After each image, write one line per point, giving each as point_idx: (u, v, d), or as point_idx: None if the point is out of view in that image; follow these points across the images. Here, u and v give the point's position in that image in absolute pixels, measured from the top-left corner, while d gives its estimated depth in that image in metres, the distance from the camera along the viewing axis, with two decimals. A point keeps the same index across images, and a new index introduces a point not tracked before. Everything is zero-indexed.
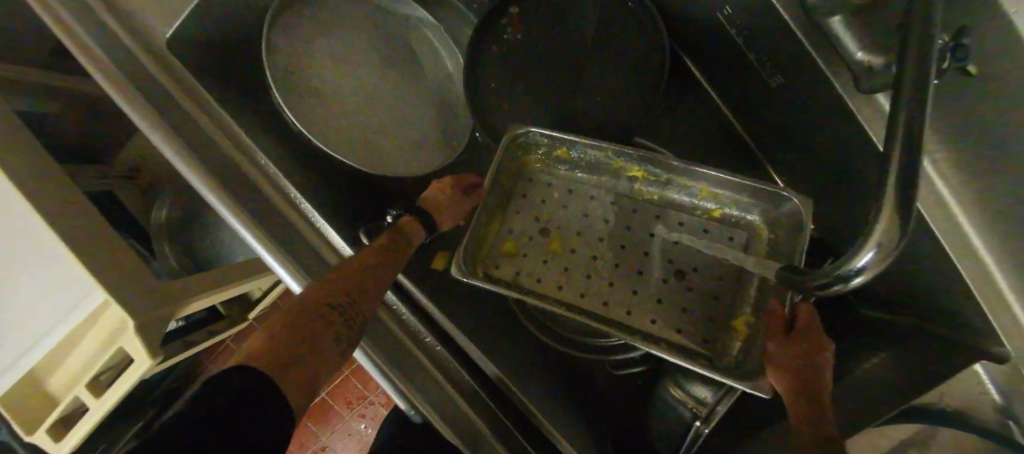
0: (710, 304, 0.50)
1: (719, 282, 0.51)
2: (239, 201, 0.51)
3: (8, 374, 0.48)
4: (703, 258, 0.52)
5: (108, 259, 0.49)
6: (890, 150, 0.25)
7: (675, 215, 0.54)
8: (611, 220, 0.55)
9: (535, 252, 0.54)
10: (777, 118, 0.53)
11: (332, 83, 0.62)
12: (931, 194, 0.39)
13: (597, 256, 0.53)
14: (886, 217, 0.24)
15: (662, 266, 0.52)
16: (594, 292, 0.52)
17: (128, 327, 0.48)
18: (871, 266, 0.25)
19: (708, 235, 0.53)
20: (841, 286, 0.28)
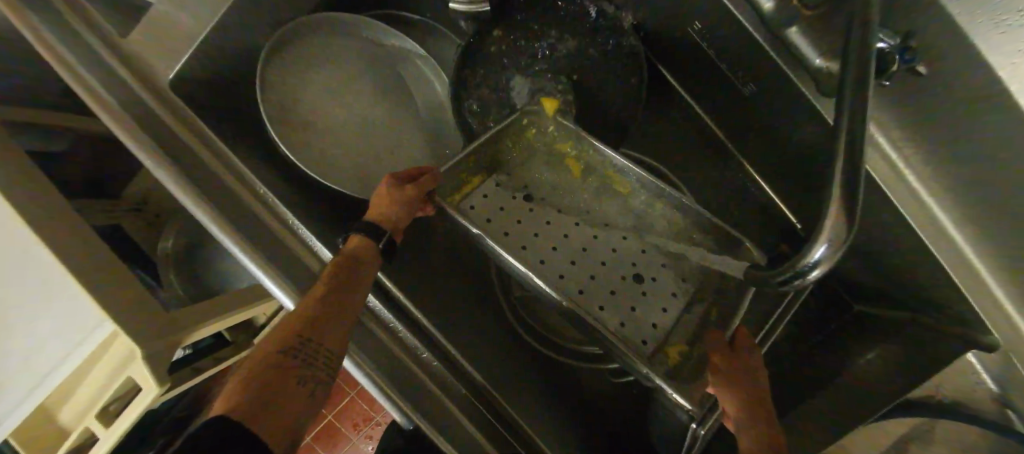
0: (660, 315, 0.47)
1: (676, 302, 0.48)
2: (223, 214, 0.45)
3: (20, 408, 0.52)
4: (665, 277, 0.49)
5: (117, 294, 0.53)
6: (829, 194, 0.25)
7: (648, 231, 0.51)
8: (591, 212, 0.52)
9: (512, 211, 0.51)
10: (761, 125, 0.51)
11: (322, 102, 0.59)
12: (906, 186, 0.41)
13: (568, 234, 0.50)
14: (835, 214, 0.24)
15: (623, 269, 0.49)
16: (553, 264, 0.48)
17: (136, 356, 0.51)
18: (826, 258, 0.25)
19: (678, 257, 0.50)
20: (801, 280, 0.27)
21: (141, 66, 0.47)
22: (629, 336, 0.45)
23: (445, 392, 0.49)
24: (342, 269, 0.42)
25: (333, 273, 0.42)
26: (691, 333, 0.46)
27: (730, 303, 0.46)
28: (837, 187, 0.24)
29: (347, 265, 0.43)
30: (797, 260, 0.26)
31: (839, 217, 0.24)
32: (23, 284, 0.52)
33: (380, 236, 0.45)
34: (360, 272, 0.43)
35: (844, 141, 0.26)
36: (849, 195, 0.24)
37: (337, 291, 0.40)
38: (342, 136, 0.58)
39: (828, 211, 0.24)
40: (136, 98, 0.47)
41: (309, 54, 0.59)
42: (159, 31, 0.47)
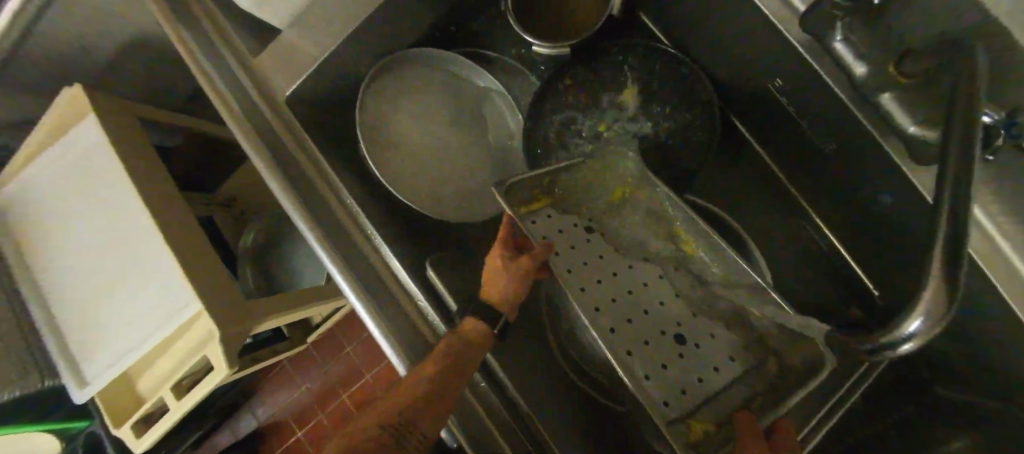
0: (690, 381, 0.46)
1: (715, 375, 0.46)
2: (313, 218, 0.50)
3: (110, 371, 0.58)
4: (710, 347, 0.48)
5: (208, 280, 0.59)
6: (927, 261, 0.24)
7: (703, 299, 0.50)
8: (648, 262, 0.52)
9: (570, 237, 0.52)
10: (841, 185, 0.50)
11: (408, 125, 0.64)
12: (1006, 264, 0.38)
13: (618, 274, 0.51)
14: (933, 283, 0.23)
15: (666, 326, 0.49)
16: (594, 296, 0.48)
17: (213, 339, 0.56)
18: (921, 333, 0.24)
19: (729, 332, 0.48)
20: (883, 356, 0.26)
21: (265, 81, 0.54)
22: (651, 390, 0.44)
23: (487, 413, 0.49)
24: (451, 354, 0.42)
25: (441, 359, 0.42)
26: (721, 415, 0.44)
27: (778, 395, 0.43)
28: (936, 258, 0.24)
29: (455, 349, 0.43)
30: (887, 331, 0.25)
31: (938, 287, 0.23)
32: (133, 259, 0.59)
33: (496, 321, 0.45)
34: (465, 364, 0.42)
35: (945, 209, 0.25)
36: (951, 264, 0.23)
37: (438, 379, 0.41)
38: (421, 157, 0.63)
39: (925, 282, 0.24)
40: (255, 109, 0.53)
41: (402, 81, 0.64)
42: (283, 54, 0.54)
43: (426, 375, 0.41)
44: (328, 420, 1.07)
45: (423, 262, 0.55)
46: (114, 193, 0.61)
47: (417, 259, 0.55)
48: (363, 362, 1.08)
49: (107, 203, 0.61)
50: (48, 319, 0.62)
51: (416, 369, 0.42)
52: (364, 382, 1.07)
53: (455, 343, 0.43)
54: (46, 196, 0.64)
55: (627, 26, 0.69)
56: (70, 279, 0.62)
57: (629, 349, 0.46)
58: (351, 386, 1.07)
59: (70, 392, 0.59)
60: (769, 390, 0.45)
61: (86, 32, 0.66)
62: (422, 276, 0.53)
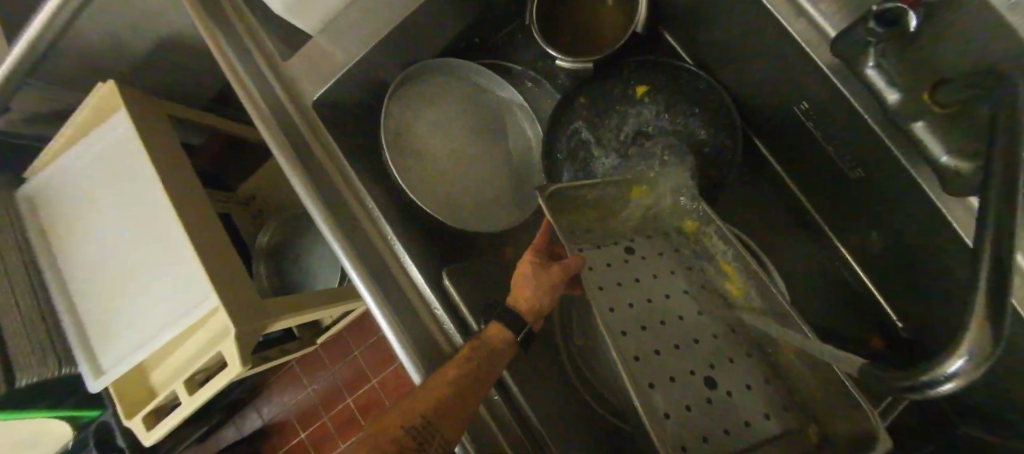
0: (715, 426, 0.43)
1: (745, 431, 0.43)
2: (334, 220, 0.50)
3: (125, 362, 0.59)
4: (743, 397, 0.45)
5: (226, 276, 0.60)
6: (971, 300, 0.23)
7: (741, 345, 0.47)
8: (686, 295, 0.50)
9: (606, 255, 0.50)
10: (868, 211, 0.49)
11: (430, 132, 0.64)
12: None
13: (652, 301, 0.48)
14: (977, 322, 0.23)
15: (697, 365, 0.46)
16: (623, 319, 0.46)
17: (230, 334, 0.57)
18: (964, 372, 0.22)
19: (766, 387, 0.45)
20: (919, 397, 0.24)
21: (294, 85, 0.55)
22: (671, 429, 0.42)
23: (500, 428, 0.49)
24: (471, 361, 0.42)
25: (459, 366, 0.42)
26: None
27: None
28: (981, 294, 0.23)
29: (476, 356, 0.43)
30: (927, 367, 0.23)
31: (985, 326, 0.22)
32: (156, 252, 0.60)
33: (522, 327, 0.46)
34: (483, 371, 0.42)
35: (988, 246, 0.25)
36: (997, 304, 0.23)
37: (456, 386, 0.40)
38: (441, 164, 0.63)
39: (970, 318, 0.23)
40: (283, 111, 0.54)
41: (426, 88, 0.65)
42: (313, 59, 0.55)
43: (443, 381, 0.41)
44: (331, 423, 1.08)
45: (439, 269, 0.55)
46: (140, 187, 0.62)
47: (437, 272, 0.54)
48: (370, 367, 1.08)
49: (133, 197, 0.62)
50: (70, 308, 0.63)
51: (436, 374, 0.42)
52: (369, 387, 1.07)
53: (475, 350, 0.44)
54: (75, 188, 0.66)
55: (651, 43, 0.70)
56: (93, 270, 0.63)
57: (652, 383, 0.43)
58: (355, 391, 1.07)
59: (85, 381, 0.60)
60: None
61: (126, 30, 0.69)
62: (438, 283, 0.53)
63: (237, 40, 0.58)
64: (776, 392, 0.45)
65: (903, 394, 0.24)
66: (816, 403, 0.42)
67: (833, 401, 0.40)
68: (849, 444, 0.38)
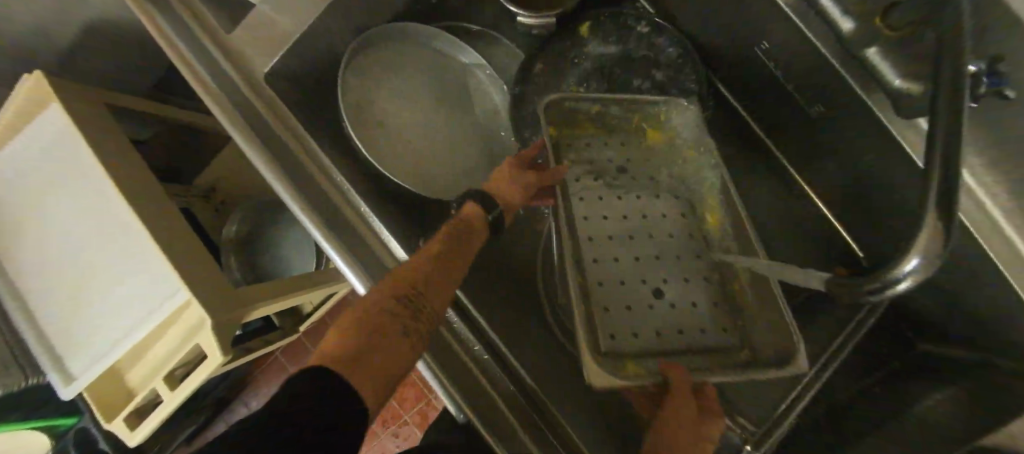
0: (653, 327, 0.47)
1: (677, 337, 0.47)
2: (301, 197, 0.49)
3: (96, 364, 0.57)
4: (683, 311, 0.48)
5: (194, 267, 0.58)
6: (922, 210, 0.25)
7: (703, 272, 0.50)
8: (664, 218, 0.53)
9: (600, 172, 0.54)
10: (828, 145, 0.51)
11: (392, 102, 0.62)
12: (981, 215, 0.41)
13: (627, 217, 0.52)
14: (928, 228, 0.24)
15: (650, 277, 0.50)
16: (594, 227, 0.51)
17: (205, 326, 0.56)
18: (918, 270, 0.24)
19: (712, 309, 0.49)
20: (877, 299, 0.26)
21: (242, 58, 0.52)
22: (606, 319, 0.47)
23: (493, 386, 0.48)
24: (453, 236, 0.45)
25: (445, 239, 0.44)
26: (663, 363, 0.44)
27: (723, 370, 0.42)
28: (930, 197, 0.25)
29: (456, 233, 0.45)
30: (884, 270, 0.25)
31: (935, 230, 0.24)
32: (115, 250, 0.57)
33: (492, 210, 0.48)
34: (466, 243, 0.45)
35: (936, 158, 0.26)
36: (945, 209, 0.24)
37: (446, 258, 0.42)
38: (405, 135, 0.61)
39: (921, 217, 0.25)
40: (234, 87, 0.51)
41: (384, 57, 0.63)
42: (260, 28, 0.52)
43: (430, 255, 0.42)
44: None
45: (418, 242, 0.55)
46: (87, 181, 0.58)
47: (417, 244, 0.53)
48: None
49: (81, 193, 0.58)
50: (27, 316, 0.60)
51: (417, 253, 0.42)
52: None
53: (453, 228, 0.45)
54: (14, 189, 0.61)
55: None
56: (47, 274, 0.60)
57: (602, 282, 0.49)
58: None
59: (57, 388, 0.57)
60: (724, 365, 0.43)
61: (52, 13, 0.63)
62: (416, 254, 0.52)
63: (173, 14, 0.54)
64: (719, 314, 0.48)
65: (863, 296, 0.26)
66: (755, 328, 0.45)
67: (767, 318, 0.43)
68: (772, 359, 0.41)
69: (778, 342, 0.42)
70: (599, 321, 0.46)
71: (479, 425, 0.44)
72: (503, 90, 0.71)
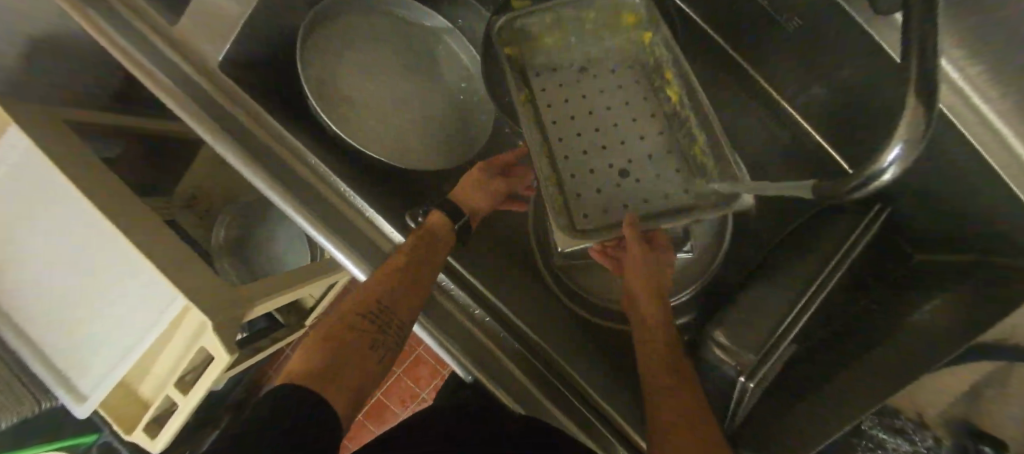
0: (622, 204, 0.49)
1: (645, 206, 0.48)
2: (279, 183, 0.47)
3: (105, 380, 0.57)
4: (650, 183, 0.49)
5: (184, 272, 0.57)
6: (903, 105, 0.24)
7: (668, 144, 0.51)
8: (628, 106, 0.53)
9: (562, 79, 0.55)
10: (810, 60, 0.50)
11: (358, 77, 0.60)
12: (968, 111, 0.40)
13: (591, 112, 0.53)
14: (910, 116, 0.23)
15: (617, 161, 0.50)
16: (561, 125, 0.52)
17: (206, 329, 0.55)
18: (901, 158, 0.23)
19: (679, 177, 0.49)
20: (860, 195, 0.25)
21: (194, 51, 0.50)
22: (578, 203, 0.49)
23: (501, 349, 0.51)
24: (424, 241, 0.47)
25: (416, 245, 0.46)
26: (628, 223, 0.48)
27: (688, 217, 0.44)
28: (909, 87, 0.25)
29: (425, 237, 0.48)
30: (866, 164, 0.24)
31: (917, 116, 0.23)
32: (105, 267, 0.56)
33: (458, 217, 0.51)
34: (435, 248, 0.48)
35: (915, 48, 0.25)
36: (925, 99, 0.23)
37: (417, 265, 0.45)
38: (373, 109, 0.60)
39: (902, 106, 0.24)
40: (191, 82, 0.49)
41: (332, 28, 0.59)
42: (204, 17, 0.49)
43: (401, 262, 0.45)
44: None
45: (405, 215, 0.54)
46: (59, 200, 0.57)
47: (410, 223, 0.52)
48: None
49: (56, 214, 0.57)
50: (28, 344, 0.59)
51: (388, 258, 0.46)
52: None
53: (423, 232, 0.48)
54: None
55: None
56: (39, 299, 0.59)
57: (573, 173, 0.50)
58: None
59: (72, 408, 0.58)
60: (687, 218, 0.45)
61: None
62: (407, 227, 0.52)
63: (114, 14, 0.51)
64: (684, 179, 0.48)
65: (844, 196, 0.25)
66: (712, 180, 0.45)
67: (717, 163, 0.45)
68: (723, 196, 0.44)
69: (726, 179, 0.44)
70: (574, 208, 0.48)
71: (486, 380, 0.48)
72: (464, 41, 0.67)
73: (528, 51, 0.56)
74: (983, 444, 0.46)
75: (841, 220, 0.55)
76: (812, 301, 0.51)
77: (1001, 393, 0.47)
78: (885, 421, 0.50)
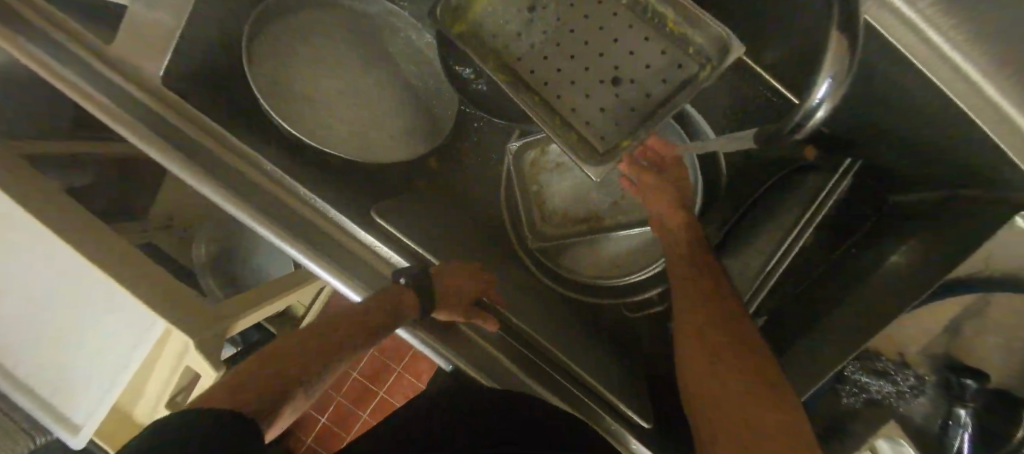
0: (629, 112, 0.50)
1: (649, 102, 0.50)
2: (238, 193, 0.46)
3: (96, 409, 0.57)
4: (646, 78, 0.50)
5: (162, 296, 0.57)
6: (827, 44, 0.26)
7: (643, 32, 0.51)
8: (588, 20, 0.52)
9: (514, 24, 0.54)
10: (770, 14, 0.49)
11: (312, 78, 0.58)
12: (929, 49, 0.39)
13: (561, 43, 0.53)
14: (835, 50, 0.25)
15: (604, 73, 0.51)
16: (541, 70, 0.53)
17: (190, 349, 0.55)
18: (830, 93, 0.25)
19: (668, 60, 0.50)
20: (801, 135, 0.28)
21: (134, 68, 0.48)
22: (590, 130, 0.51)
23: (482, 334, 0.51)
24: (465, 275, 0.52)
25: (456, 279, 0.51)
26: (639, 122, 0.50)
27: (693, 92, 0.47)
28: (833, 37, 0.25)
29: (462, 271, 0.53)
30: (802, 102, 0.27)
31: (840, 50, 0.25)
32: (78, 299, 0.55)
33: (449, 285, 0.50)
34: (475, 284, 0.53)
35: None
36: (845, 36, 0.25)
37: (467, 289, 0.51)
38: (333, 110, 0.58)
39: (827, 51, 0.25)
40: (133, 99, 0.47)
41: (278, 27, 0.57)
42: (140, 32, 0.47)
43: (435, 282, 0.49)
44: (346, 398, 1.13)
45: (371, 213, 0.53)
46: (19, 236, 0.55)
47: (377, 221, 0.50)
48: None
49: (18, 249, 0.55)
50: (12, 382, 0.59)
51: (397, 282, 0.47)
52: (370, 355, 1.13)
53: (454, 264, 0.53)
54: None
55: None
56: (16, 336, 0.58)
57: (573, 107, 0.52)
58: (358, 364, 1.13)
59: (65, 440, 0.58)
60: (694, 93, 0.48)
61: None
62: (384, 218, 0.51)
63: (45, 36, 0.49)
64: (674, 61, 0.50)
65: (788, 138, 0.28)
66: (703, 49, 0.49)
67: (702, 32, 0.48)
68: (722, 56, 0.47)
69: (716, 39, 0.47)
70: (588, 140, 0.51)
71: (479, 377, 0.48)
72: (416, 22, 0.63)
73: (470, 19, 0.55)
74: (964, 378, 0.47)
75: (813, 176, 0.55)
76: (788, 253, 0.51)
77: (977, 328, 0.48)
78: (867, 364, 0.48)
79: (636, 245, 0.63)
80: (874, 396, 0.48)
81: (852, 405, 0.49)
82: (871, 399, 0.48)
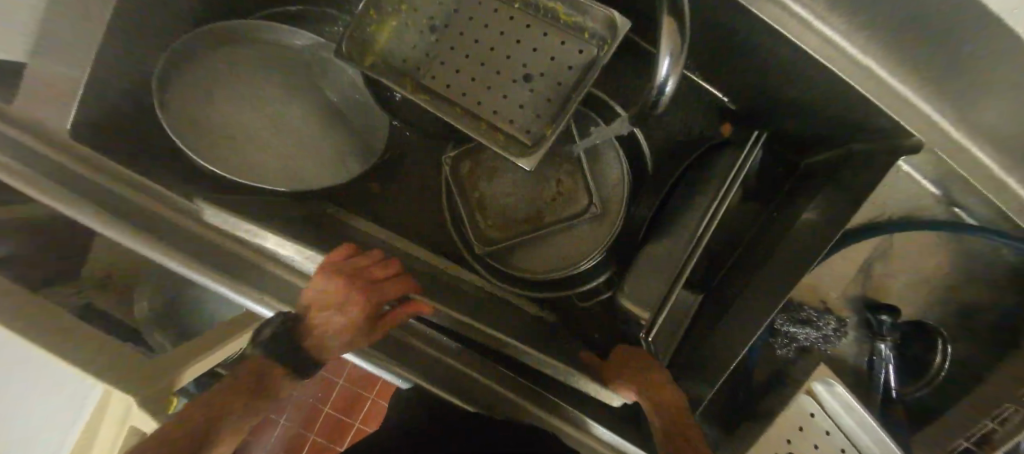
0: (544, 103, 0.55)
1: (560, 90, 0.55)
2: (163, 241, 0.45)
3: None
4: (553, 68, 0.55)
5: (99, 357, 0.54)
6: (662, 30, 0.33)
7: (541, 27, 0.56)
8: (489, 27, 0.57)
9: (422, 46, 0.58)
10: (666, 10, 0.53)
11: (238, 114, 0.58)
12: (796, 21, 0.42)
13: (470, 54, 0.57)
14: (670, 36, 0.33)
15: (516, 72, 0.56)
16: (457, 83, 0.57)
17: (133, 408, 0.52)
18: (671, 70, 0.34)
19: (569, 47, 0.55)
20: (660, 102, 0.36)
21: (36, 124, 0.46)
22: (514, 127, 0.56)
23: (432, 349, 0.54)
24: (347, 278, 0.49)
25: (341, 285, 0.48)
26: (555, 109, 0.55)
27: (594, 73, 0.52)
28: (667, 25, 0.33)
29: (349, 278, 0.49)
30: (653, 80, 0.35)
31: (671, 35, 0.33)
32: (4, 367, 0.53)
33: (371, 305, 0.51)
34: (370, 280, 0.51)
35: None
36: (674, 19, 0.33)
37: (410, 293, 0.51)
38: (265, 143, 0.59)
39: (663, 35, 0.33)
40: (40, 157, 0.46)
41: (187, 72, 0.57)
42: None
43: (313, 305, 0.47)
44: (322, 436, 1.10)
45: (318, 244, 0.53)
46: None
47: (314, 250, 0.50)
48: (331, 372, 1.11)
49: None
50: None
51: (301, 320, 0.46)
52: (341, 386, 1.11)
53: (330, 268, 0.48)
54: None
55: None
56: None
57: (494, 110, 0.56)
58: (330, 398, 1.11)
59: None
60: (596, 71, 0.53)
61: None
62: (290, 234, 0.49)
63: None
64: (574, 48, 0.55)
65: (653, 108, 0.36)
66: (596, 32, 0.54)
67: (591, 16, 0.53)
68: (614, 34, 0.53)
69: (603, 21, 0.53)
70: (514, 136, 0.55)
71: (430, 385, 0.49)
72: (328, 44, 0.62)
73: (383, 48, 0.59)
74: (881, 314, 0.51)
75: (727, 153, 0.59)
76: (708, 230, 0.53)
77: (885, 267, 0.53)
78: (793, 315, 0.53)
79: (579, 236, 0.63)
80: (802, 343, 0.52)
81: (787, 354, 0.54)
82: (801, 347, 0.53)
